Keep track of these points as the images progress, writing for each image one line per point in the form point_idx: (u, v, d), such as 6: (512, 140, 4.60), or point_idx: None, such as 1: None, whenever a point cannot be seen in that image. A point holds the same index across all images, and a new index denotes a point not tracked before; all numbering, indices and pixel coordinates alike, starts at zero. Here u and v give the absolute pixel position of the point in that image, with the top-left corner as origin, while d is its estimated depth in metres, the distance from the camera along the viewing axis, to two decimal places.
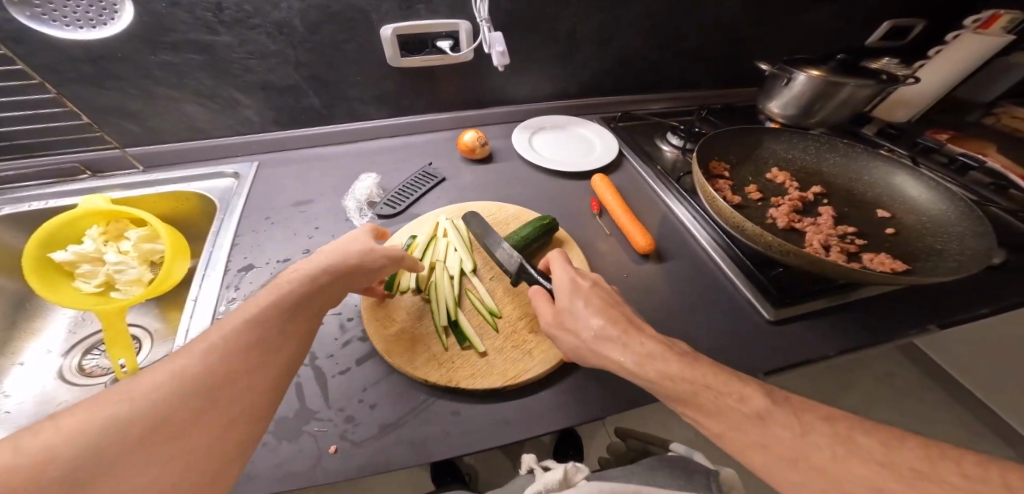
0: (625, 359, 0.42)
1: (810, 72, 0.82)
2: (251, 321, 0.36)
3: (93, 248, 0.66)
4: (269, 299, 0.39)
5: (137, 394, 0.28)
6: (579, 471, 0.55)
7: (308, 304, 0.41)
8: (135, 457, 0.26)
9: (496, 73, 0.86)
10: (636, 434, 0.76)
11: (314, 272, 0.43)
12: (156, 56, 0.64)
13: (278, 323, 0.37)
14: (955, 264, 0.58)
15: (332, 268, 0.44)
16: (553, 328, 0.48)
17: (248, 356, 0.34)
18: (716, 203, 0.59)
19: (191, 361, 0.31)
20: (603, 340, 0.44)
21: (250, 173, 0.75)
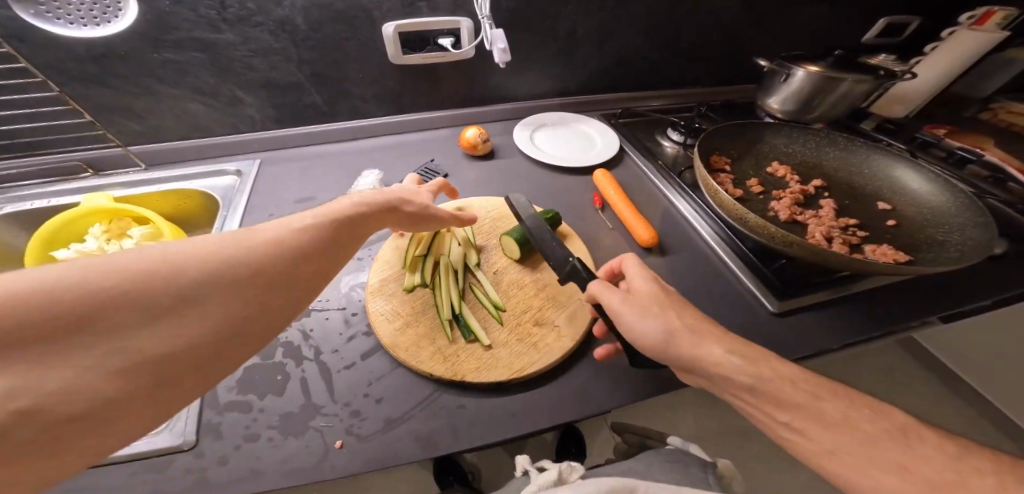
0: (713, 350, 0.41)
1: (808, 68, 0.83)
2: (301, 230, 0.37)
3: (95, 247, 0.66)
4: (319, 215, 0.40)
5: (198, 250, 0.30)
6: (574, 470, 0.55)
7: (352, 229, 0.42)
8: (182, 310, 0.28)
9: (497, 70, 0.86)
10: (634, 428, 0.75)
11: (359, 203, 0.44)
12: (158, 54, 0.64)
13: (322, 236, 0.38)
14: (957, 254, 0.58)
15: (378, 206, 0.46)
16: (624, 314, 0.45)
17: (292, 259, 0.35)
18: (718, 196, 0.60)
19: (243, 244, 0.33)
20: (701, 337, 0.42)
21: (252, 171, 0.75)
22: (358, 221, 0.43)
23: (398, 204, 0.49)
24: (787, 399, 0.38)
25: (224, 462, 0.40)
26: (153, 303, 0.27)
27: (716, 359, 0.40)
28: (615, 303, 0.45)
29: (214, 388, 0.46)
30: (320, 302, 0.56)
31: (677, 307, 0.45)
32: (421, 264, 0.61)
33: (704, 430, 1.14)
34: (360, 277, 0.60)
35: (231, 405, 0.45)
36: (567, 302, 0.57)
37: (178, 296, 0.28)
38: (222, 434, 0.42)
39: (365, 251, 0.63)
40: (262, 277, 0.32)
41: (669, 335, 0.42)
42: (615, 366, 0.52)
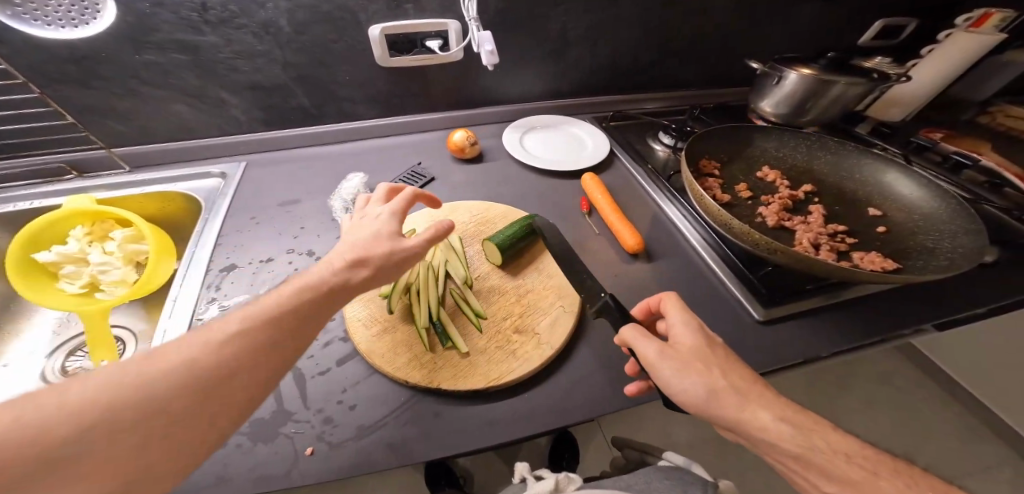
0: (762, 415, 0.36)
1: (801, 71, 0.82)
2: (231, 339, 0.33)
3: (77, 249, 0.65)
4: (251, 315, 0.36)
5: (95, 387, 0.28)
6: (572, 482, 0.55)
7: (293, 324, 0.37)
8: (52, 472, 0.25)
9: (487, 72, 0.85)
10: (633, 444, 0.75)
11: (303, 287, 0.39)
12: (140, 56, 0.63)
13: (251, 344, 0.34)
14: (947, 262, 0.57)
15: (331, 279, 0.40)
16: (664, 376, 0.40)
17: (210, 382, 0.31)
18: (703, 201, 0.59)
19: (158, 371, 0.30)
20: (749, 399, 0.37)
21: (237, 173, 0.74)
22: (304, 312, 0.38)
23: (353, 267, 0.42)
24: (768, 413, 0.37)
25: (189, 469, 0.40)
26: (14, 469, 0.24)
27: (766, 427, 0.36)
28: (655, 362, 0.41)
29: None
30: None
31: (721, 362, 0.40)
32: None
33: (698, 435, 1.13)
34: None
35: None
36: (549, 307, 0.56)
37: (48, 455, 0.25)
38: None
39: None
40: (164, 415, 0.29)
41: (712, 396, 0.38)
42: (597, 375, 0.51)
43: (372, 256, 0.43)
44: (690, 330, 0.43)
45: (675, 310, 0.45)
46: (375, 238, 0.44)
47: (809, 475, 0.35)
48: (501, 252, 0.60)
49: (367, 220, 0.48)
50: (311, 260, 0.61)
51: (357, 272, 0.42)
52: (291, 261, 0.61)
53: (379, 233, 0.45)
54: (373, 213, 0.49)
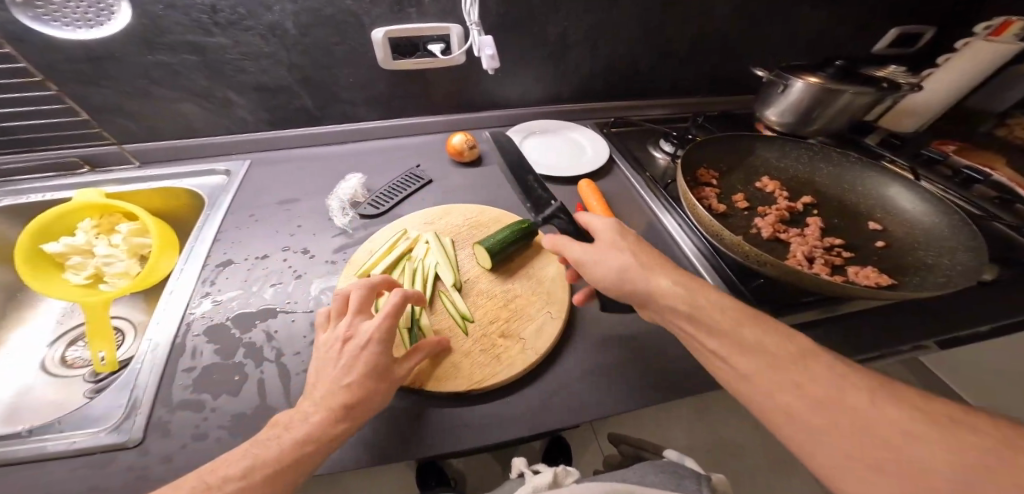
0: (662, 282, 0.44)
1: (807, 80, 0.80)
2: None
3: (84, 241, 0.68)
4: (248, 461, 0.35)
5: None
6: (570, 475, 0.56)
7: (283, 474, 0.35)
8: None
9: (488, 76, 0.86)
10: (629, 440, 0.75)
11: (299, 433, 0.37)
12: (151, 56, 0.65)
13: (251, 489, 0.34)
14: (944, 279, 0.56)
15: (326, 425, 0.38)
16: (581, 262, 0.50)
17: None
18: (696, 211, 0.58)
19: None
20: (653, 269, 0.46)
21: (240, 171, 0.76)
22: (302, 452, 0.37)
23: (350, 407, 0.40)
24: (667, 280, 0.45)
25: (168, 461, 0.41)
26: None
27: (662, 290, 0.44)
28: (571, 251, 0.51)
29: (170, 386, 0.47)
30: (288, 305, 0.56)
31: (633, 245, 0.48)
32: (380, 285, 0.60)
33: (694, 446, 1.11)
34: (330, 281, 0.60)
35: (185, 404, 0.46)
36: (535, 313, 0.57)
37: None
38: (171, 433, 0.43)
39: (339, 254, 0.64)
40: None
41: (623, 272, 0.46)
42: (579, 382, 0.51)
43: (365, 402, 0.41)
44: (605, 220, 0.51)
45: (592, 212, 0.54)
46: (366, 378, 0.41)
47: None
48: (489, 256, 0.60)
49: (354, 346, 0.43)
50: (306, 259, 0.62)
51: (347, 419, 0.39)
52: (285, 258, 0.62)
53: (372, 371, 0.42)
54: (360, 334, 0.44)
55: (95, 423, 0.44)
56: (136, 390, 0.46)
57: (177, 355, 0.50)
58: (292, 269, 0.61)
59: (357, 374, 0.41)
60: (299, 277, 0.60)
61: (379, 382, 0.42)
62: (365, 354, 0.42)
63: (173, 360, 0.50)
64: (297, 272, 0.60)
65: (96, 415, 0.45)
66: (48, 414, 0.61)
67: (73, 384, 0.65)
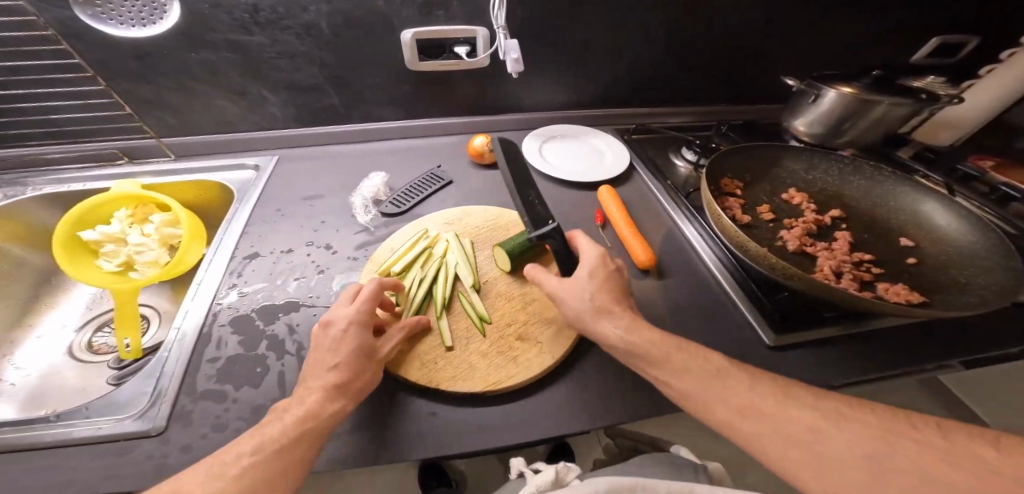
0: (608, 327, 0.47)
1: (840, 90, 0.78)
2: (244, 467, 0.34)
3: (118, 230, 0.70)
4: (258, 439, 0.36)
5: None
6: (571, 470, 0.55)
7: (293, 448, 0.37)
8: None
9: (510, 79, 0.87)
10: (626, 434, 0.75)
11: (299, 411, 0.39)
12: (194, 54, 0.68)
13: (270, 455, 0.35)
14: (980, 299, 0.54)
15: (322, 403, 0.40)
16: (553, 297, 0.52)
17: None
18: (721, 221, 0.57)
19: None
20: (601, 315, 0.48)
21: (268, 166, 0.78)
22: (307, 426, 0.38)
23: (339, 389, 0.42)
24: (614, 327, 0.47)
25: (189, 450, 0.42)
26: None
27: (610, 337, 0.47)
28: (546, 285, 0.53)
29: (195, 375, 0.49)
30: (310, 299, 0.57)
31: (597, 283, 0.51)
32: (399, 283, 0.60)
33: None
34: (352, 277, 0.61)
35: (207, 394, 0.47)
36: (554, 317, 0.57)
37: None
38: (193, 423, 0.44)
39: (361, 251, 0.65)
40: None
41: (578, 313, 0.49)
42: (592, 390, 0.51)
43: (355, 380, 0.43)
44: (591, 250, 0.55)
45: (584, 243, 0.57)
46: (353, 359, 0.44)
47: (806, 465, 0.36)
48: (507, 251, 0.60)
49: (337, 331, 0.45)
50: (328, 254, 0.64)
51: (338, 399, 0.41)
52: (308, 253, 0.63)
53: (358, 352, 0.44)
54: (335, 321, 0.46)
55: (121, 410, 0.46)
56: (162, 379, 0.48)
57: (203, 345, 0.51)
58: (315, 264, 0.62)
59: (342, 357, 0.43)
60: (322, 272, 0.61)
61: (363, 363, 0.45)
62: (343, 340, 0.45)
63: (199, 349, 0.51)
64: (320, 266, 0.62)
65: (122, 401, 0.46)
66: (73, 398, 0.63)
67: (97, 369, 0.68)
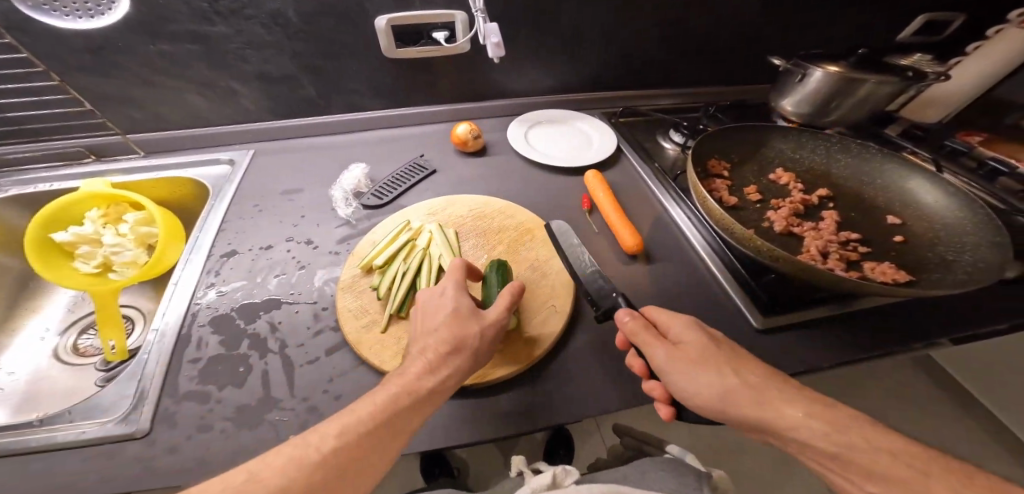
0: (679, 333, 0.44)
1: (827, 69, 0.77)
2: (328, 452, 0.33)
3: (92, 230, 0.68)
4: (349, 417, 0.36)
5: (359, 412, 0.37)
6: (570, 473, 0.53)
7: (370, 447, 0.35)
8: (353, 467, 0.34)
9: (493, 65, 0.84)
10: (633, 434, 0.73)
11: (401, 384, 0.39)
12: (154, 45, 0.65)
13: (435, 362, 0.42)
14: (965, 275, 0.54)
15: (438, 361, 0.42)
16: (667, 371, 0.42)
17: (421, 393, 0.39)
18: (707, 204, 0.56)
19: (260, 488, 0.30)
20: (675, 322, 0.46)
21: (244, 160, 0.76)
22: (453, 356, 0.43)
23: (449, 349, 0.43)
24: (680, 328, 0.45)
25: (175, 450, 0.42)
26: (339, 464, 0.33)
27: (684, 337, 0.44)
28: (647, 349, 0.44)
29: (176, 376, 0.48)
30: (292, 296, 0.56)
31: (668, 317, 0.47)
32: (380, 276, 0.58)
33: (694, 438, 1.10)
34: (334, 272, 0.60)
35: (189, 395, 0.46)
36: (541, 306, 0.56)
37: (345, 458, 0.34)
38: (178, 424, 0.44)
39: (342, 245, 0.63)
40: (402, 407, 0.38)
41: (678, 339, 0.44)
42: (580, 378, 0.51)
43: (465, 337, 0.44)
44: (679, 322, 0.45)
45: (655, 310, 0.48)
46: (455, 319, 0.45)
47: None
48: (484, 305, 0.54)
49: (438, 297, 0.49)
50: (309, 249, 0.62)
51: (450, 364, 0.42)
52: (288, 249, 0.62)
53: (459, 313, 0.46)
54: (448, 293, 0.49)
55: (103, 413, 0.45)
56: (142, 381, 0.47)
57: (183, 346, 0.50)
58: (295, 260, 0.60)
59: (450, 319, 0.45)
60: (303, 268, 0.60)
61: (468, 319, 0.46)
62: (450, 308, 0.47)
63: (178, 350, 0.50)
64: (300, 262, 0.60)
65: (103, 405, 0.45)
66: (62, 400, 0.62)
67: (84, 371, 0.67)
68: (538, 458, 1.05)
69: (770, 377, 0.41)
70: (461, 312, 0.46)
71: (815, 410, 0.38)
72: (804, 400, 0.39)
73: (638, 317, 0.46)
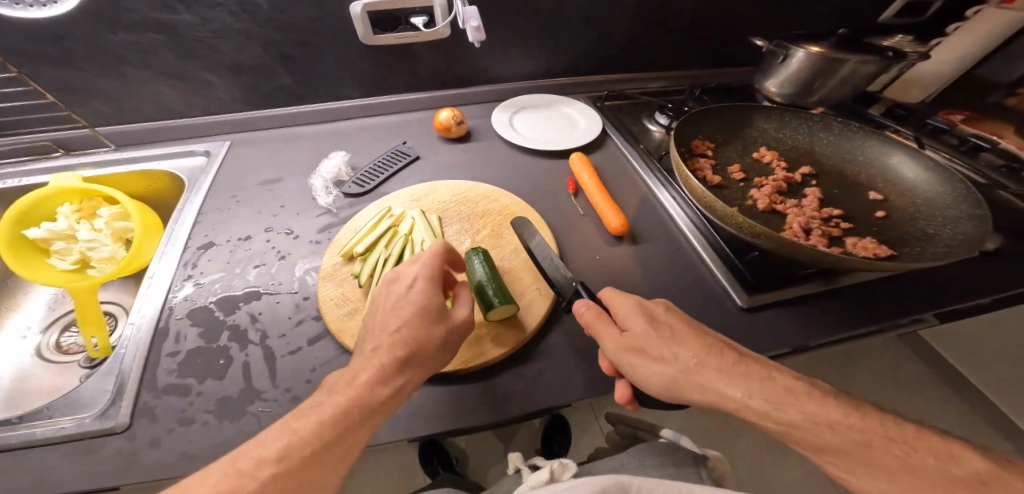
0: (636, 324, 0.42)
1: (809, 50, 0.76)
2: (267, 479, 0.31)
3: (66, 226, 0.66)
4: (287, 439, 0.33)
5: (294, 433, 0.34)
6: (567, 468, 0.50)
7: (313, 470, 0.33)
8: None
9: (474, 50, 0.82)
10: (626, 420, 0.73)
11: (350, 396, 0.37)
12: (116, 35, 0.62)
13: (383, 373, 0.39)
14: (945, 249, 0.54)
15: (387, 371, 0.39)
16: (621, 361, 0.42)
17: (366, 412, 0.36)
18: (689, 182, 0.56)
19: None
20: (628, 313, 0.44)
21: (221, 151, 0.74)
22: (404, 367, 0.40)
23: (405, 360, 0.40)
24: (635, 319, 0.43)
25: (157, 445, 0.41)
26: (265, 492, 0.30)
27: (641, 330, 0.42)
28: (600, 340, 0.43)
29: (155, 370, 0.47)
30: (272, 287, 0.55)
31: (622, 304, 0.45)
32: (362, 263, 0.58)
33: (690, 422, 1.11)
34: (315, 261, 0.59)
35: (169, 389, 0.45)
36: (526, 289, 0.56)
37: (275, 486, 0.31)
38: (157, 418, 0.43)
39: (323, 234, 0.62)
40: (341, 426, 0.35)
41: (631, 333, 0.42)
42: (566, 361, 0.51)
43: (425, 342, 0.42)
44: (632, 311, 0.44)
45: (614, 297, 0.46)
46: (419, 317, 0.43)
47: (773, 424, 0.36)
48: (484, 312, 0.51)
49: (404, 287, 0.45)
50: (289, 239, 0.61)
51: (404, 373, 0.40)
52: (268, 239, 0.60)
53: (424, 313, 0.43)
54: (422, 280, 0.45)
55: (81, 409, 0.44)
56: (119, 375, 0.46)
57: (160, 340, 0.49)
58: (275, 250, 0.59)
59: (404, 320, 0.43)
60: (283, 258, 0.58)
61: (428, 319, 0.43)
62: (410, 305, 0.44)
63: (156, 343, 0.49)
64: (280, 252, 0.59)
65: (81, 401, 0.44)
66: (45, 398, 0.61)
67: (67, 368, 0.65)
68: (535, 445, 1.05)
69: (714, 360, 0.40)
70: (426, 307, 0.43)
71: (755, 386, 0.37)
72: (746, 382, 0.38)
73: (593, 306, 0.45)
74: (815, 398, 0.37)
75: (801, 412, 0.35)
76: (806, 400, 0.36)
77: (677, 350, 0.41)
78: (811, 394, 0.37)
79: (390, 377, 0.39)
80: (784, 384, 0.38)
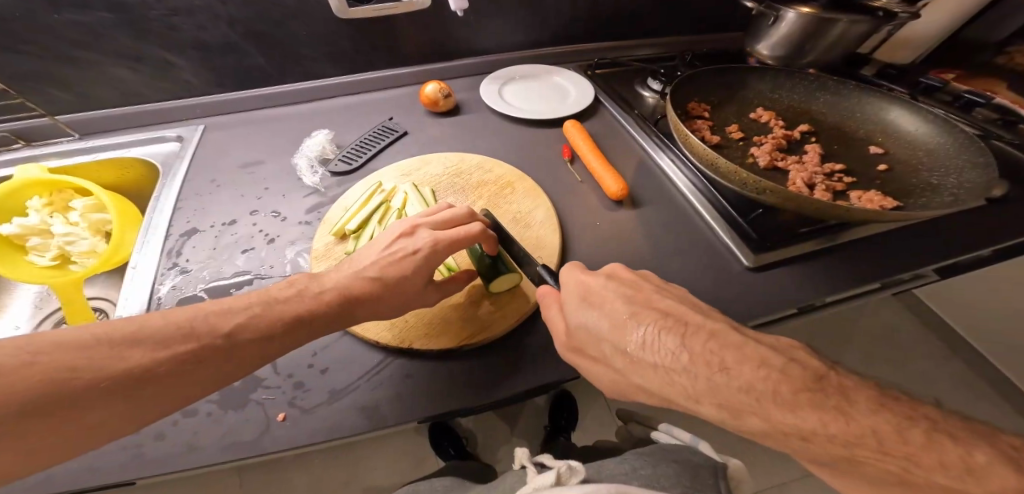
0: (584, 315, 0.38)
1: (800, 10, 0.74)
2: (116, 374, 0.27)
3: (38, 221, 0.62)
4: (244, 317, 0.34)
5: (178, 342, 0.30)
6: (576, 472, 0.39)
7: (203, 360, 0.31)
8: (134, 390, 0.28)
9: (457, 20, 0.79)
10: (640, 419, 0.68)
11: (240, 321, 0.34)
12: (62, 15, 0.58)
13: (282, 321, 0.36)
14: (951, 198, 0.54)
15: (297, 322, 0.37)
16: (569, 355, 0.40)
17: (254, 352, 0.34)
18: (688, 141, 0.54)
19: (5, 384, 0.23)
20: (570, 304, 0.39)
21: (194, 136, 0.70)
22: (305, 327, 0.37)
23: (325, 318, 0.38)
24: (583, 309, 0.38)
25: (161, 438, 0.39)
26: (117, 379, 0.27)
27: (585, 324, 0.37)
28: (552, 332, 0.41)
29: None
30: (262, 271, 0.53)
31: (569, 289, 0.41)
32: (355, 241, 0.56)
33: None
34: (305, 242, 0.56)
35: None
36: None
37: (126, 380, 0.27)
38: None
39: (312, 214, 0.59)
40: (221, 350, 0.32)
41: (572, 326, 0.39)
42: None
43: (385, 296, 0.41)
44: (577, 294, 0.39)
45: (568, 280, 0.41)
46: (390, 266, 0.43)
47: None
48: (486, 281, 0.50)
49: (405, 238, 0.46)
50: (277, 221, 0.58)
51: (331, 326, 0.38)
52: (254, 222, 0.58)
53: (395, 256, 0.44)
54: (415, 239, 0.46)
55: None
56: None
57: None
58: (262, 233, 0.57)
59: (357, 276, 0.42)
60: (272, 241, 0.56)
61: (391, 274, 0.42)
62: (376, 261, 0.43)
63: None
64: (268, 235, 0.57)
65: None
66: None
67: None
68: (541, 424, 1.04)
69: (649, 352, 0.34)
70: (393, 264, 0.43)
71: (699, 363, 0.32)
72: (683, 381, 0.31)
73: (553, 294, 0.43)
74: (785, 401, 0.28)
75: (764, 422, 0.28)
76: (769, 405, 0.28)
77: (614, 344, 0.36)
78: (798, 389, 0.28)
79: (354, 300, 0.40)
80: (741, 381, 0.29)
